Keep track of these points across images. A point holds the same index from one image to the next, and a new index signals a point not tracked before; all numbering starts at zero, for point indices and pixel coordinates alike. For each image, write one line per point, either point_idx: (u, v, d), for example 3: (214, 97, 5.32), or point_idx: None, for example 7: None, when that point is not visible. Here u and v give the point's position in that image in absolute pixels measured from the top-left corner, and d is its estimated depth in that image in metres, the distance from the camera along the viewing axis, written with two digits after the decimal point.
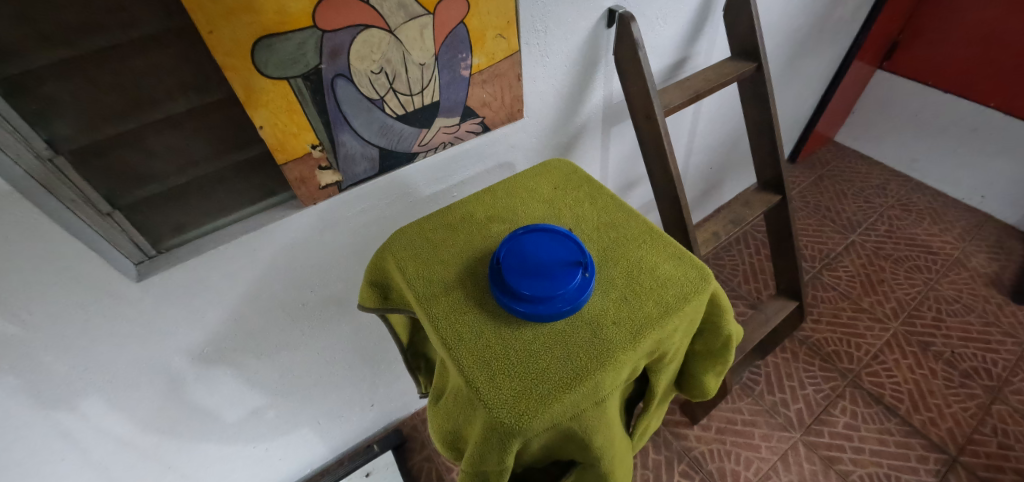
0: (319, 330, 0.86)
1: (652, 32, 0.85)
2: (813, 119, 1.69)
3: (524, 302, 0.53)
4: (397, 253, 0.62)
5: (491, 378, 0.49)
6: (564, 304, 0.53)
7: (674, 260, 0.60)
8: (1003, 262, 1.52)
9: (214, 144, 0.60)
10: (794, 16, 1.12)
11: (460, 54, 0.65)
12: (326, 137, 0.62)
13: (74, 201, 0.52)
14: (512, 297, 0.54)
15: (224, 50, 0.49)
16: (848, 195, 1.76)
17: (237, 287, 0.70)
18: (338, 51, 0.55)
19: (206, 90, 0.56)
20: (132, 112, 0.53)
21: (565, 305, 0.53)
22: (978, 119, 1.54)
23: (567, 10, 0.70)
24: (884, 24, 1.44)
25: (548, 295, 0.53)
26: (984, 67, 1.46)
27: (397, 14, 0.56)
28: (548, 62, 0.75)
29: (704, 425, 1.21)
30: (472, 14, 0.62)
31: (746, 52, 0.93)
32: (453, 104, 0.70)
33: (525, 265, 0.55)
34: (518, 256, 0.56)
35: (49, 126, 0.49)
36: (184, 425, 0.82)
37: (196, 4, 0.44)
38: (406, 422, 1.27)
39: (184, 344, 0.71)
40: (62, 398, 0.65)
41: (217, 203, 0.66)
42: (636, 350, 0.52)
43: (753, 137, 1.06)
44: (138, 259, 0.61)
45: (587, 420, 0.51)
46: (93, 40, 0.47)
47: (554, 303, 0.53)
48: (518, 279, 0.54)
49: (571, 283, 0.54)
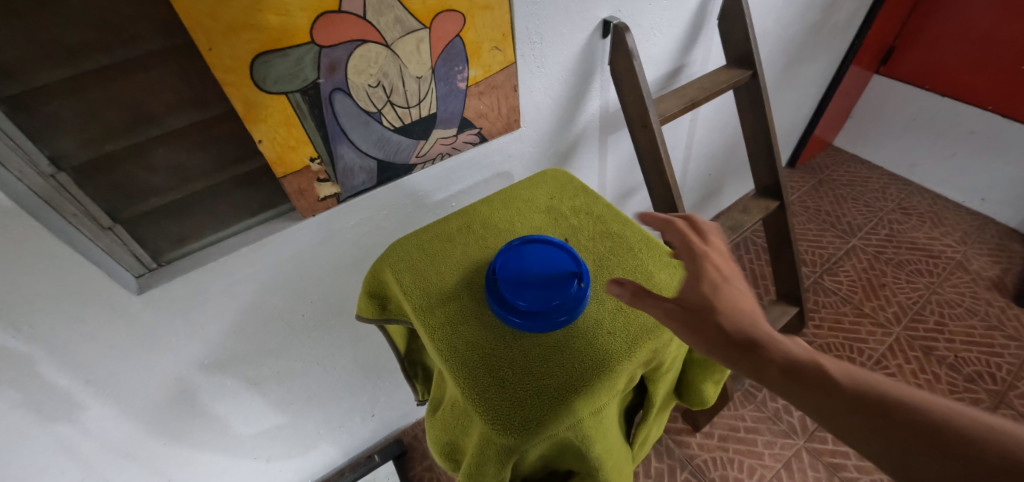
0: (319, 341, 0.86)
1: (648, 42, 0.86)
2: (811, 124, 1.70)
3: (519, 314, 0.54)
4: (395, 264, 0.62)
5: (488, 389, 0.49)
6: (560, 315, 0.54)
7: (670, 269, 0.60)
8: (1005, 265, 1.52)
9: (214, 158, 0.61)
10: (789, 23, 1.14)
11: (456, 67, 0.66)
12: (324, 150, 0.62)
13: (76, 215, 0.52)
14: (507, 309, 0.54)
15: (225, 66, 0.50)
16: (848, 200, 1.76)
17: (237, 299, 0.70)
18: (336, 66, 0.55)
19: (206, 105, 0.56)
20: (132, 129, 0.54)
21: (561, 316, 0.54)
22: (976, 122, 1.54)
23: (562, 22, 0.71)
24: (879, 29, 1.45)
25: (543, 306, 0.53)
26: (981, 70, 1.47)
27: (394, 29, 0.57)
28: (544, 72, 0.76)
29: (707, 433, 1.20)
30: (468, 27, 0.63)
31: (742, 60, 0.93)
32: (450, 116, 0.70)
33: (521, 275, 0.56)
34: (515, 267, 0.57)
35: (51, 143, 0.50)
36: (185, 437, 0.82)
37: (196, 23, 0.45)
38: (408, 432, 1.26)
39: (186, 355, 0.71)
40: (61, 411, 0.64)
41: (216, 217, 0.66)
42: (632, 359, 0.52)
43: (750, 144, 1.06)
44: (139, 272, 0.61)
45: (585, 430, 0.51)
46: (96, 59, 0.48)
47: (549, 315, 0.54)
48: (513, 291, 0.54)
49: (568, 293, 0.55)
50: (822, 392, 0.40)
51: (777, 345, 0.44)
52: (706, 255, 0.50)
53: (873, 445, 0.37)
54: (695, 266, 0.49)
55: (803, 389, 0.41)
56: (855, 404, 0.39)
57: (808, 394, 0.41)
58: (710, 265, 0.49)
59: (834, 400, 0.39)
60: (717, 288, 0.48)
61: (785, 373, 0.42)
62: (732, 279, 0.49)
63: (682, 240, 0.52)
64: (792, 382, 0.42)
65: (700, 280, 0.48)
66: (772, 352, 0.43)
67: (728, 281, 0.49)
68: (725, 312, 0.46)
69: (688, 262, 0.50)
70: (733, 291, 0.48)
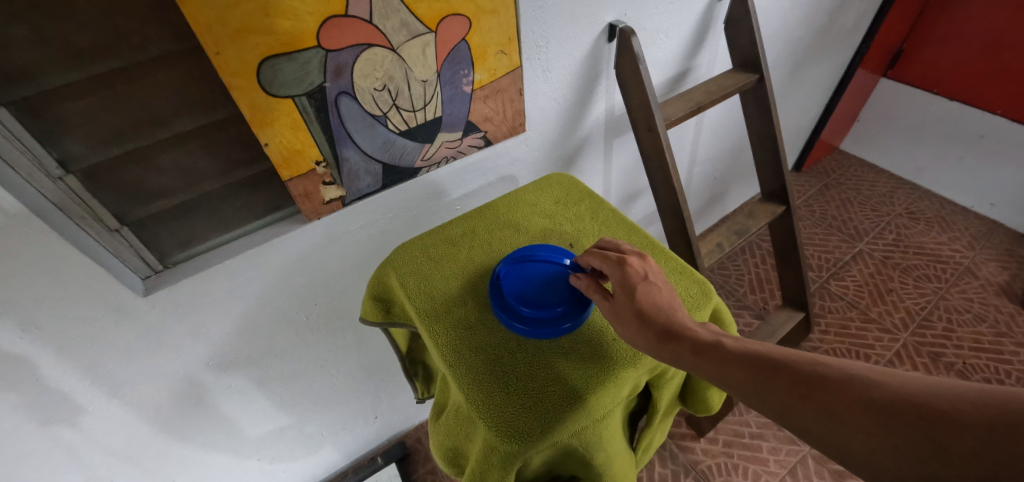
0: (323, 343, 0.86)
1: (653, 46, 0.86)
2: (818, 128, 1.68)
3: (522, 320, 0.54)
4: (399, 268, 0.62)
5: (490, 395, 0.49)
6: (565, 322, 0.54)
7: (676, 275, 0.60)
8: (1015, 271, 1.50)
9: (220, 161, 0.61)
10: (796, 26, 1.13)
11: (461, 71, 0.66)
12: (329, 154, 0.62)
13: (83, 218, 0.53)
14: (510, 315, 0.54)
15: (232, 70, 0.50)
16: (855, 204, 1.75)
17: (241, 301, 0.70)
18: (342, 70, 0.56)
19: (213, 109, 0.57)
20: (140, 132, 0.54)
21: (566, 323, 0.54)
22: (985, 126, 1.53)
23: (568, 26, 0.71)
24: (887, 32, 1.45)
25: (547, 313, 0.54)
26: (989, 73, 1.46)
27: (400, 33, 0.57)
28: (549, 76, 0.76)
29: (711, 438, 1.19)
30: (474, 31, 0.63)
31: (747, 64, 0.93)
32: (455, 120, 0.70)
33: (526, 285, 0.56)
34: (519, 275, 0.57)
35: (60, 146, 0.50)
36: (188, 438, 0.82)
37: (204, 27, 0.46)
38: (411, 434, 1.26)
39: (190, 357, 0.71)
40: (63, 413, 0.64)
41: (222, 219, 0.66)
42: (637, 367, 0.51)
43: (757, 148, 1.06)
44: (145, 273, 0.62)
45: (589, 437, 0.51)
46: (104, 62, 0.49)
47: (555, 322, 0.54)
48: (518, 298, 0.55)
49: (571, 301, 0.55)
50: (751, 375, 0.40)
51: (690, 331, 0.46)
52: (625, 262, 0.52)
53: (802, 419, 0.37)
54: (621, 271, 0.51)
55: (736, 378, 0.41)
56: (782, 381, 0.39)
57: (742, 381, 0.41)
58: (632, 270, 0.51)
59: (735, 371, 0.41)
60: (637, 288, 0.50)
61: (694, 352, 0.44)
62: (655, 279, 0.51)
63: (598, 255, 0.54)
64: (727, 370, 0.42)
65: (621, 282, 0.50)
66: (683, 336, 0.45)
67: (647, 280, 0.50)
68: (656, 315, 0.48)
69: (613, 270, 0.52)
70: (654, 291, 0.50)
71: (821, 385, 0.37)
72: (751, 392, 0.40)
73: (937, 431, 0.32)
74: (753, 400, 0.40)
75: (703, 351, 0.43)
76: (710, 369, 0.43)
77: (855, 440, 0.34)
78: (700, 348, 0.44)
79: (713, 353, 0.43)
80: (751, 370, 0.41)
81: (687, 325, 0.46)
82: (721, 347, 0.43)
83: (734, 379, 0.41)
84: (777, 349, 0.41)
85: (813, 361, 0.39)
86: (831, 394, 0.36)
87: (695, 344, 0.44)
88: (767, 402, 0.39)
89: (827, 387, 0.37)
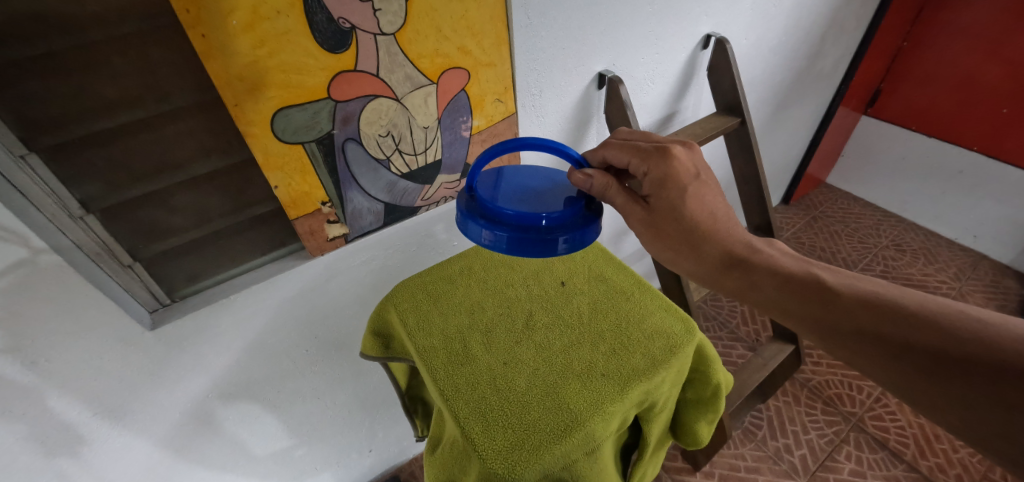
0: (322, 375, 0.88)
1: (642, 92, 0.91)
2: (803, 164, 1.75)
3: (507, 225, 0.53)
4: (398, 305, 0.65)
5: (484, 428, 0.51)
6: (562, 242, 0.53)
7: (662, 311, 0.64)
8: (1001, 301, 1.54)
9: (230, 202, 0.65)
10: (777, 72, 1.20)
11: (460, 117, 0.70)
12: (335, 194, 0.66)
13: (98, 253, 0.55)
14: (491, 221, 0.54)
15: (247, 120, 0.54)
16: (843, 236, 1.80)
17: (245, 334, 0.73)
18: (350, 118, 0.60)
19: (227, 153, 0.60)
20: (156, 176, 0.57)
21: (564, 244, 0.54)
22: (963, 162, 1.60)
23: (560, 75, 0.76)
24: (864, 74, 1.53)
25: (539, 221, 0.53)
26: (964, 112, 1.53)
27: (404, 85, 0.62)
28: (543, 121, 0.80)
29: (707, 473, 1.19)
30: (472, 82, 0.67)
31: (730, 108, 0.99)
32: (454, 162, 0.75)
33: (514, 200, 0.57)
34: (511, 191, 0.58)
35: (80, 187, 0.53)
36: (182, 472, 0.81)
37: (224, 81, 0.50)
38: (406, 468, 1.25)
39: (192, 389, 0.73)
40: (67, 443, 0.65)
41: (229, 256, 0.69)
42: (624, 401, 0.54)
43: (742, 186, 1.11)
44: (152, 307, 0.64)
45: (579, 470, 0.52)
46: (130, 113, 0.52)
47: (552, 240, 0.53)
48: (501, 206, 0.55)
49: (567, 215, 0.55)
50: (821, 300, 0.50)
51: (763, 261, 0.54)
52: (668, 153, 0.55)
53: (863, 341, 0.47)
54: (666, 169, 0.55)
55: (811, 308, 0.50)
56: (851, 309, 0.48)
57: (812, 307, 0.50)
58: (683, 168, 0.55)
59: (807, 296, 0.51)
60: (684, 191, 0.55)
61: (771, 277, 0.53)
62: (703, 180, 0.56)
63: (632, 149, 0.57)
64: (829, 310, 0.49)
65: (670, 183, 0.55)
66: (759, 265, 0.54)
67: (697, 179, 0.55)
68: (697, 216, 0.55)
69: (653, 167, 0.55)
70: (701, 191, 0.55)
71: (886, 315, 0.46)
72: (839, 328, 0.48)
73: (997, 366, 0.40)
74: (851, 344, 0.48)
75: (807, 297, 0.51)
76: (813, 314, 0.50)
77: (917, 371, 0.44)
78: (803, 292, 0.51)
79: (819, 298, 0.50)
80: (837, 305, 0.49)
81: (789, 267, 0.53)
82: (823, 286, 0.50)
83: (838, 328, 0.48)
84: (897, 295, 0.47)
85: (888, 300, 0.47)
86: (899, 330, 0.45)
87: (794, 286, 0.52)
88: (873, 355, 0.46)
89: (946, 345, 0.43)
